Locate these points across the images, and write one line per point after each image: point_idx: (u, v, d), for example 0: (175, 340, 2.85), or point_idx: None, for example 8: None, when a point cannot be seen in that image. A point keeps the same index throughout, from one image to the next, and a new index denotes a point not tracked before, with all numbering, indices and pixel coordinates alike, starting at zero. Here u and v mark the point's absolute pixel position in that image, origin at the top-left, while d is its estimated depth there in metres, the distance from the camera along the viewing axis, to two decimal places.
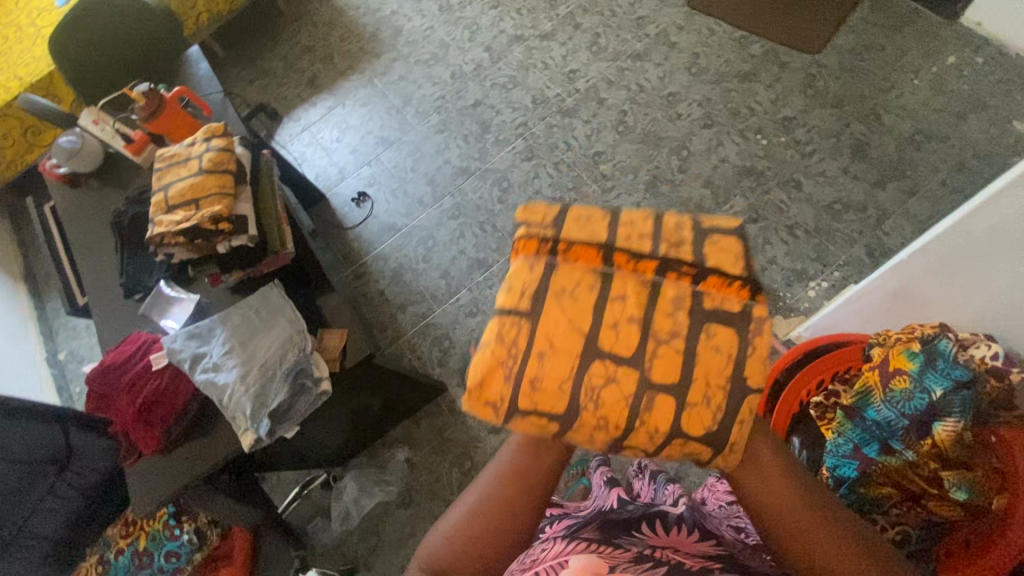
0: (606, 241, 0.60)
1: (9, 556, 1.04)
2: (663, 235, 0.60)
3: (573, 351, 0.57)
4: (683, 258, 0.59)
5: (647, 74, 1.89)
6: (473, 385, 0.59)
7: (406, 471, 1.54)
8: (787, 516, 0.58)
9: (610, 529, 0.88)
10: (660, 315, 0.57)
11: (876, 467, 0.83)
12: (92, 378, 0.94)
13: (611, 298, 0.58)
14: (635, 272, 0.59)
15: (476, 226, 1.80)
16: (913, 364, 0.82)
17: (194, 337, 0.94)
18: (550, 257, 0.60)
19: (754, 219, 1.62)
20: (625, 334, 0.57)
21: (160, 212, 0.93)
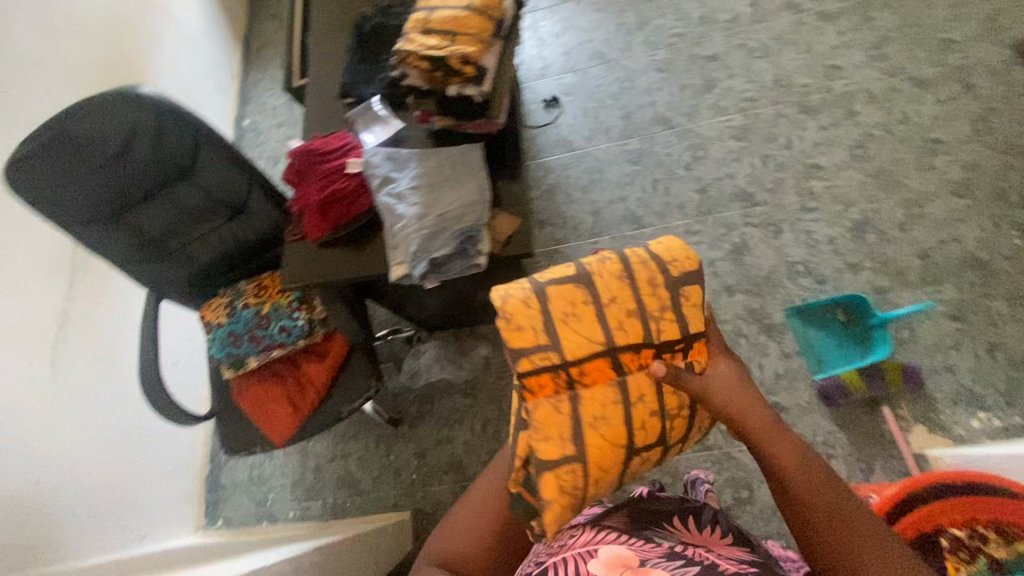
0: (607, 348, 0.73)
1: (166, 258, 1.21)
2: (643, 299, 0.75)
3: (617, 463, 0.74)
4: (669, 340, 0.74)
5: (920, 106, 1.61)
6: (553, 525, 0.74)
7: (478, 369, 1.60)
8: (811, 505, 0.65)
9: (637, 519, 0.90)
10: (666, 396, 0.75)
11: None
12: (296, 153, 1.00)
13: (634, 404, 0.74)
14: (636, 366, 0.74)
15: (650, 181, 1.67)
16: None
17: (391, 160, 0.98)
18: (566, 392, 0.73)
19: (955, 316, 1.39)
20: (650, 426, 0.75)
21: (416, 30, 0.91)
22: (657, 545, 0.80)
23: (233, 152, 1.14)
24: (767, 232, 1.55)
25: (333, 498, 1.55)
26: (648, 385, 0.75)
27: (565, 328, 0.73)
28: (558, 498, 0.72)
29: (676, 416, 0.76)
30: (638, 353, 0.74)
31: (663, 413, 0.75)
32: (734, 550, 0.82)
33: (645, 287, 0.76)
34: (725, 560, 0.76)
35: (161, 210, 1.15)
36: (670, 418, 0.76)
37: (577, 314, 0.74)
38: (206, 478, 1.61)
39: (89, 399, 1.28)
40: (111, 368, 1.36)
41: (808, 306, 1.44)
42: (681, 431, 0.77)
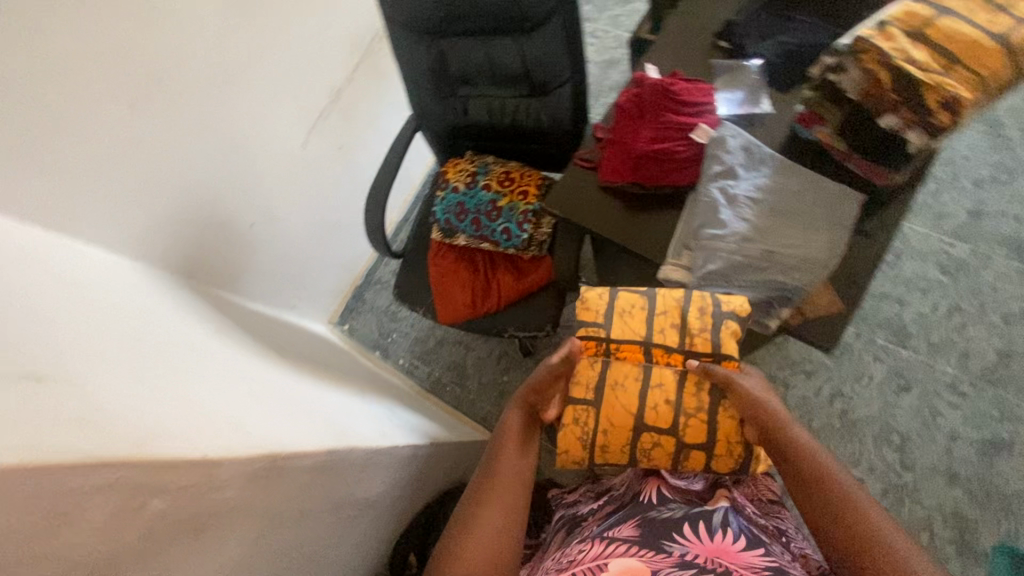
0: (645, 337, 0.76)
1: (445, 92, 1.16)
2: (692, 318, 0.76)
3: (626, 427, 0.76)
4: (701, 349, 0.75)
5: None
6: (559, 451, 0.79)
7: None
8: (832, 507, 0.65)
9: (647, 523, 0.77)
10: (686, 394, 0.75)
11: None
12: (651, 84, 0.84)
13: (652, 387, 0.76)
14: (668, 362, 0.76)
15: (948, 303, 1.33)
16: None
17: (745, 152, 0.79)
18: (603, 356, 0.77)
19: None
20: (663, 414, 0.75)
21: (901, 29, 0.68)
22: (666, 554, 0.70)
23: (574, 35, 1.00)
24: None
25: (437, 374, 1.59)
26: (676, 378, 0.76)
27: (616, 313, 0.78)
28: (570, 430, 0.78)
29: (693, 416, 0.75)
30: (669, 350, 0.76)
31: (678, 407, 0.75)
32: (751, 562, 0.68)
33: (697, 302, 0.76)
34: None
35: (473, 52, 1.07)
36: (686, 417, 0.75)
37: (630, 307, 0.78)
38: (355, 287, 1.69)
39: (317, 177, 1.35)
40: (346, 157, 1.40)
41: None
42: (697, 436, 0.75)
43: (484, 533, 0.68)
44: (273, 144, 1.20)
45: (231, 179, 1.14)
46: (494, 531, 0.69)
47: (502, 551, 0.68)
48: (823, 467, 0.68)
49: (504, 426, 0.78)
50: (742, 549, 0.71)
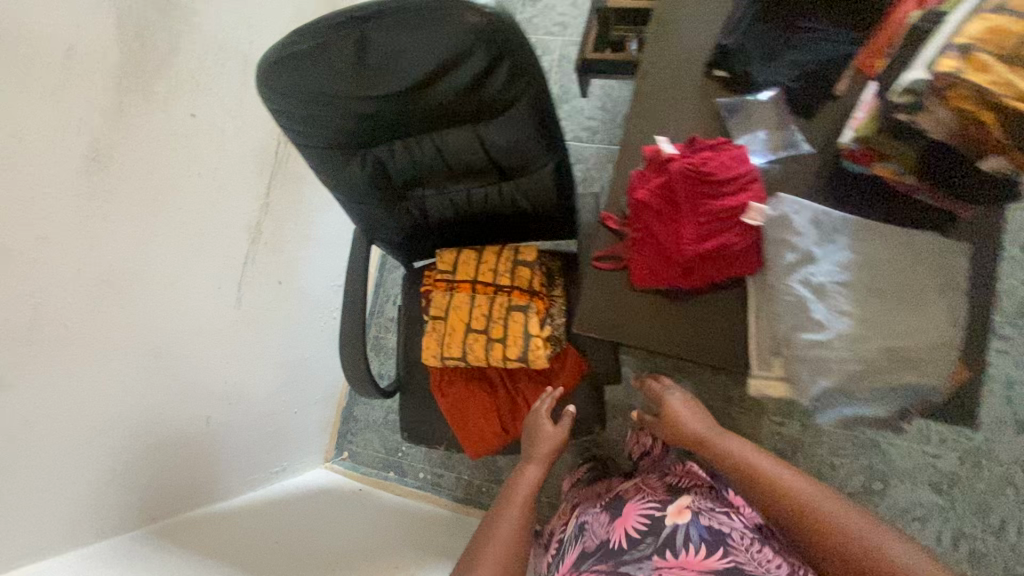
0: (472, 272, 0.97)
1: (392, 198, 0.93)
2: (499, 260, 0.96)
3: (457, 332, 0.95)
4: (504, 280, 0.95)
5: None
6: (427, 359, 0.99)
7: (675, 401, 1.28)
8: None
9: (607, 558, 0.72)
10: (496, 305, 0.94)
11: None
12: (689, 168, 0.66)
13: (472, 303, 0.95)
14: (484, 290, 0.96)
15: None
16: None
17: (815, 227, 0.64)
18: (442, 283, 0.98)
19: None
20: (479, 318, 0.95)
21: (989, 51, 0.52)
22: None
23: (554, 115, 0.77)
24: None
25: (467, 476, 1.38)
26: (491, 298, 0.95)
27: (455, 259, 0.98)
28: (429, 334, 0.98)
29: (499, 320, 0.94)
30: (488, 281, 0.96)
31: (490, 315, 0.94)
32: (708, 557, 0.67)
33: (505, 256, 0.97)
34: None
35: (423, 155, 0.85)
36: (492, 322, 0.94)
37: (466, 259, 0.98)
38: (342, 409, 1.46)
39: (264, 326, 1.10)
40: (290, 291, 1.16)
41: None
42: (500, 332, 0.93)
43: (486, 563, 0.69)
44: (204, 326, 0.95)
45: (161, 390, 0.89)
46: (494, 563, 0.69)
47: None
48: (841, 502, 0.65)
49: (520, 471, 0.84)
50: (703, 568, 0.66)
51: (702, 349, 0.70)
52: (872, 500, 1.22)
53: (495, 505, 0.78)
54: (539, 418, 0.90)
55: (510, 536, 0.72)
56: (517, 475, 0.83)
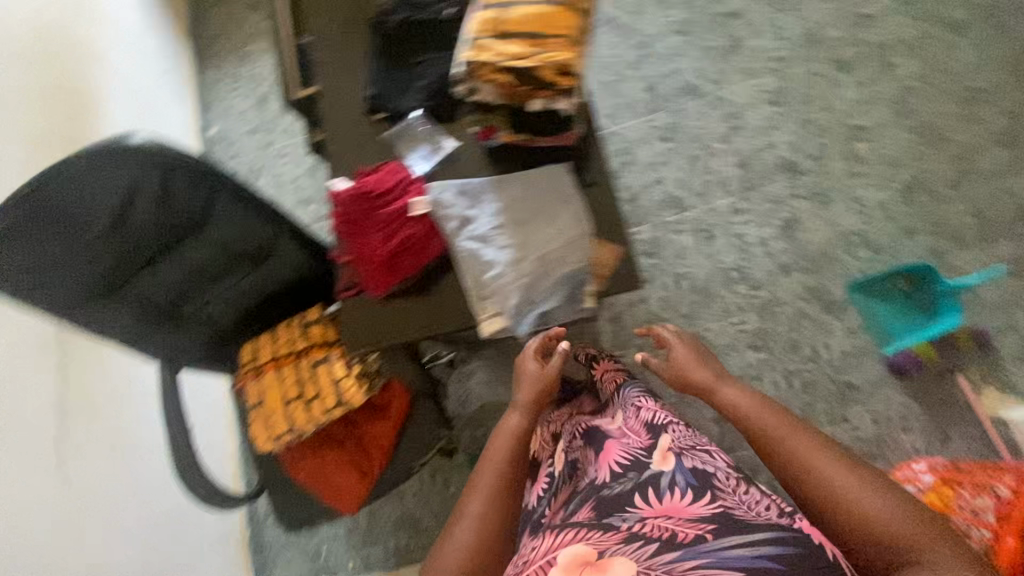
0: (274, 352, 1.05)
1: (171, 325, 1.00)
2: (292, 331, 1.05)
3: (280, 408, 1.03)
4: (303, 346, 1.04)
5: (956, 53, 1.54)
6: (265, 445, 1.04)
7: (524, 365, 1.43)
8: (856, 518, 0.67)
9: (601, 505, 0.84)
10: (303, 370, 1.03)
11: None
12: (352, 194, 0.81)
13: (282, 379, 1.03)
14: (289, 362, 1.04)
15: (686, 158, 1.57)
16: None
17: (465, 194, 0.82)
18: (252, 373, 1.06)
19: (1014, 274, 1.37)
20: (294, 388, 1.03)
21: (487, 36, 0.74)
22: (613, 534, 0.72)
23: (254, 195, 0.93)
24: (815, 203, 1.48)
25: (392, 541, 1.40)
26: (298, 367, 1.03)
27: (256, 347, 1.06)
28: (258, 423, 1.04)
29: (310, 381, 1.02)
30: (289, 353, 1.04)
31: (301, 381, 1.03)
32: (695, 509, 0.78)
33: (295, 326, 1.06)
34: (687, 531, 0.71)
35: (176, 269, 0.93)
36: (305, 386, 1.02)
37: (266, 342, 1.06)
38: (249, 544, 1.44)
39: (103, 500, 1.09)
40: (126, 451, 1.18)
41: (868, 280, 1.40)
42: (315, 392, 1.02)
43: (464, 523, 0.73)
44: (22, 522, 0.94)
45: None
46: (476, 520, 0.73)
47: (489, 534, 0.72)
48: (828, 445, 0.74)
49: (501, 420, 0.85)
50: (691, 515, 0.77)
51: (444, 321, 0.83)
52: None
53: (489, 453, 0.81)
54: (535, 371, 0.89)
55: (500, 494, 0.76)
56: (502, 420, 0.85)
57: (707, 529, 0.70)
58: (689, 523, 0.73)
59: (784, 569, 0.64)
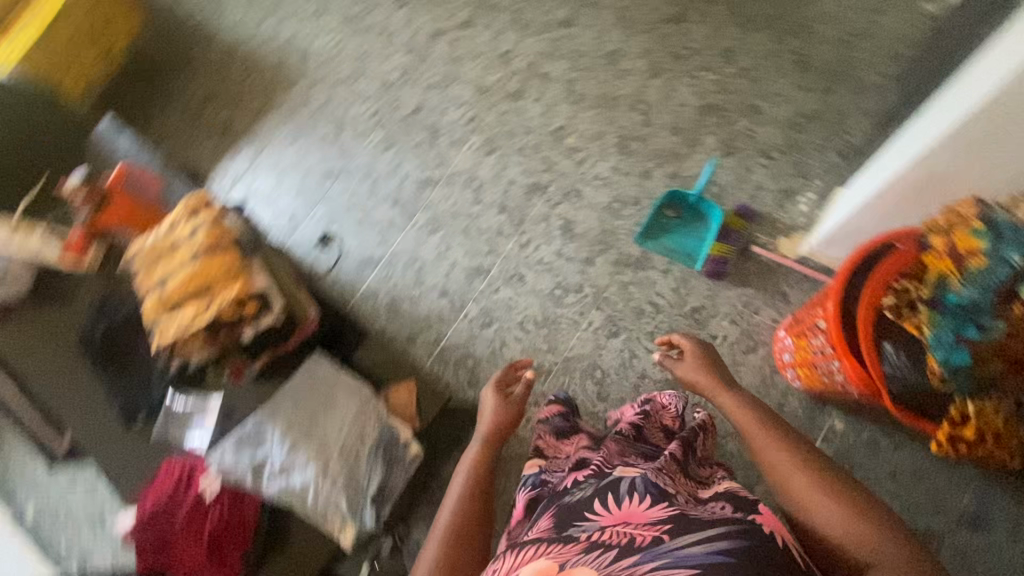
0: None
1: None
2: None
3: None
4: None
5: (581, 38, 1.87)
6: None
7: (449, 484, 1.45)
8: (840, 531, 0.77)
9: (562, 513, 0.88)
10: None
11: (981, 345, 0.85)
12: (142, 528, 1.07)
13: None
14: None
15: (460, 234, 1.74)
16: (983, 225, 0.84)
17: (242, 449, 1.13)
18: None
19: (729, 152, 1.64)
20: None
21: (161, 314, 1.03)
22: (575, 543, 0.79)
23: None
24: (571, 202, 1.70)
25: None
26: None
27: None
28: None
29: None
30: None
31: None
32: (656, 513, 0.80)
33: None
34: (644, 534, 0.77)
35: None
36: None
37: None
38: None
39: None
40: None
41: (645, 227, 1.61)
42: None
43: (432, 546, 0.95)
44: None
45: None
46: (440, 542, 0.95)
47: (454, 548, 0.94)
48: (821, 461, 0.85)
49: (469, 446, 1.12)
50: (649, 518, 0.80)
51: (306, 549, 1.16)
52: (607, 379, 1.54)
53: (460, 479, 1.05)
54: (498, 407, 1.19)
55: (466, 517, 0.98)
56: (466, 449, 1.12)
57: (665, 529, 0.77)
58: (646, 525, 0.79)
59: (738, 561, 0.70)
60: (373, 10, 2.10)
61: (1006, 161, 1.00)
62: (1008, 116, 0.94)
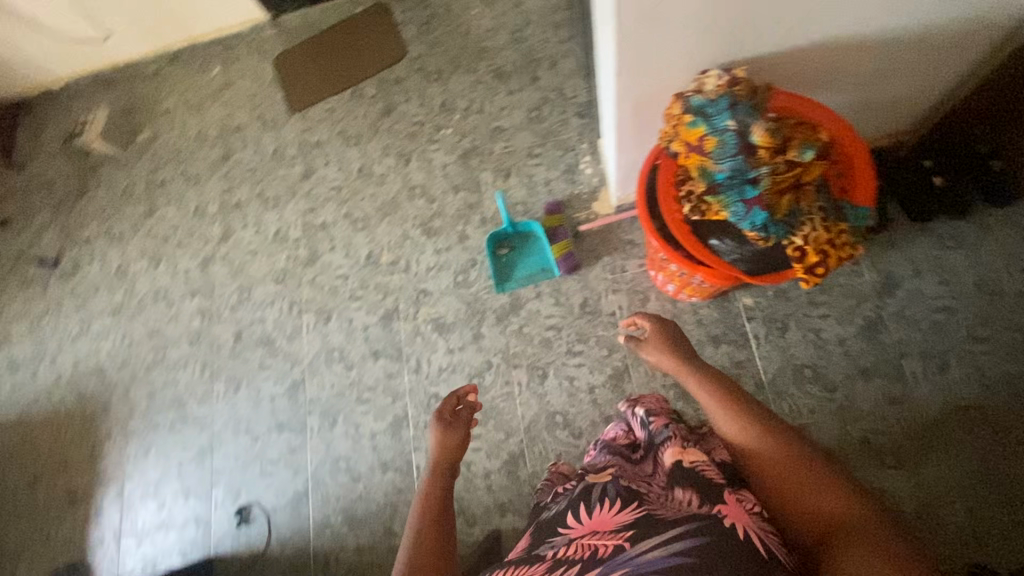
0: None
1: None
2: None
3: None
4: None
5: (329, 176, 1.93)
6: None
7: None
8: (808, 505, 0.87)
9: (542, 531, 1.01)
10: None
11: (767, 194, 0.93)
12: None
13: None
14: None
15: (357, 405, 1.65)
16: (691, 116, 0.96)
17: None
18: None
19: (507, 174, 1.79)
20: None
21: None
22: (544, 560, 0.91)
23: None
24: (424, 303, 1.70)
25: None
26: None
27: None
28: None
29: None
30: None
31: None
32: (620, 520, 0.90)
33: None
34: (609, 542, 0.86)
35: None
36: None
37: None
38: None
39: None
40: None
41: (496, 276, 1.66)
42: None
43: None
44: None
45: None
46: None
47: None
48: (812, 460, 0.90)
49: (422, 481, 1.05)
50: (614, 525, 0.89)
51: None
52: (568, 415, 1.53)
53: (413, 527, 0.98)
54: (443, 438, 1.10)
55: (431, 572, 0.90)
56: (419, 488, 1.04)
57: (626, 536, 0.85)
58: (610, 533, 0.88)
59: (692, 556, 0.76)
60: (135, 285, 1.99)
61: (670, 59, 1.00)
62: (629, 37, 0.94)
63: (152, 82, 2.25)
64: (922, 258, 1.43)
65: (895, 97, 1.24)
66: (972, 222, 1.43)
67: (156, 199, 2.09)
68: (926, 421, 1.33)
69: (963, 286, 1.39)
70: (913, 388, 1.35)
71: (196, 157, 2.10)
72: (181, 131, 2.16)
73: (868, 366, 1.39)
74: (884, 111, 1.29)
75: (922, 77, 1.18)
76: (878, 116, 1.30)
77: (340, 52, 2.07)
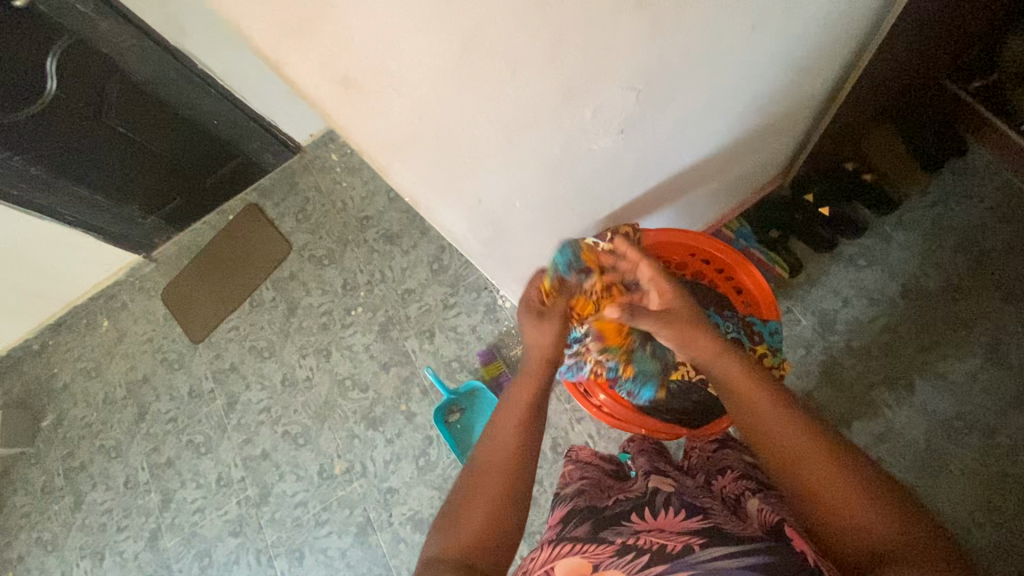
0: None
1: None
2: None
3: None
4: None
5: (254, 399, 1.81)
6: None
7: None
8: (858, 529, 0.62)
9: (598, 518, 0.79)
10: None
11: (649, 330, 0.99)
12: None
13: None
14: None
15: None
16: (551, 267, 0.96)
17: None
18: None
19: (431, 333, 1.71)
20: None
21: None
22: (604, 550, 0.70)
23: None
24: (394, 502, 1.59)
25: None
26: None
27: None
28: None
29: None
30: None
31: None
32: (690, 522, 0.72)
33: None
34: (675, 541, 0.68)
35: None
36: None
37: None
38: None
39: None
40: None
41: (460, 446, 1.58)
42: None
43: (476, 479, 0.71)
44: None
45: None
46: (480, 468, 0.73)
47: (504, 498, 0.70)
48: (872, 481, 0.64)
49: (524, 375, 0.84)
50: (686, 526, 0.72)
51: None
52: None
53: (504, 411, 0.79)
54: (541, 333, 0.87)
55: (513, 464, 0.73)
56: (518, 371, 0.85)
57: (698, 542, 0.67)
58: (678, 536, 0.69)
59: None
60: None
61: (532, 254, 0.99)
62: (487, 258, 0.92)
63: (42, 360, 2.07)
64: (844, 286, 1.43)
65: (750, 169, 1.28)
66: (872, 236, 1.45)
67: (79, 486, 1.89)
68: (918, 450, 1.29)
69: (891, 300, 1.40)
70: (891, 420, 1.32)
71: (110, 425, 1.94)
72: (86, 401, 1.99)
73: (842, 411, 1.35)
74: (750, 173, 1.31)
75: (765, 150, 1.23)
76: (747, 177, 1.32)
77: (226, 265, 1.99)
